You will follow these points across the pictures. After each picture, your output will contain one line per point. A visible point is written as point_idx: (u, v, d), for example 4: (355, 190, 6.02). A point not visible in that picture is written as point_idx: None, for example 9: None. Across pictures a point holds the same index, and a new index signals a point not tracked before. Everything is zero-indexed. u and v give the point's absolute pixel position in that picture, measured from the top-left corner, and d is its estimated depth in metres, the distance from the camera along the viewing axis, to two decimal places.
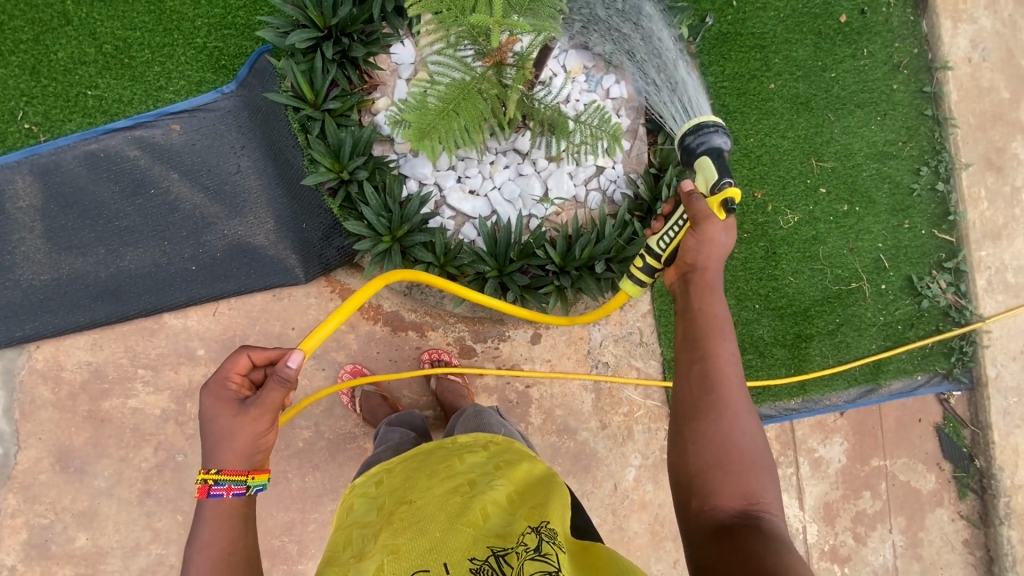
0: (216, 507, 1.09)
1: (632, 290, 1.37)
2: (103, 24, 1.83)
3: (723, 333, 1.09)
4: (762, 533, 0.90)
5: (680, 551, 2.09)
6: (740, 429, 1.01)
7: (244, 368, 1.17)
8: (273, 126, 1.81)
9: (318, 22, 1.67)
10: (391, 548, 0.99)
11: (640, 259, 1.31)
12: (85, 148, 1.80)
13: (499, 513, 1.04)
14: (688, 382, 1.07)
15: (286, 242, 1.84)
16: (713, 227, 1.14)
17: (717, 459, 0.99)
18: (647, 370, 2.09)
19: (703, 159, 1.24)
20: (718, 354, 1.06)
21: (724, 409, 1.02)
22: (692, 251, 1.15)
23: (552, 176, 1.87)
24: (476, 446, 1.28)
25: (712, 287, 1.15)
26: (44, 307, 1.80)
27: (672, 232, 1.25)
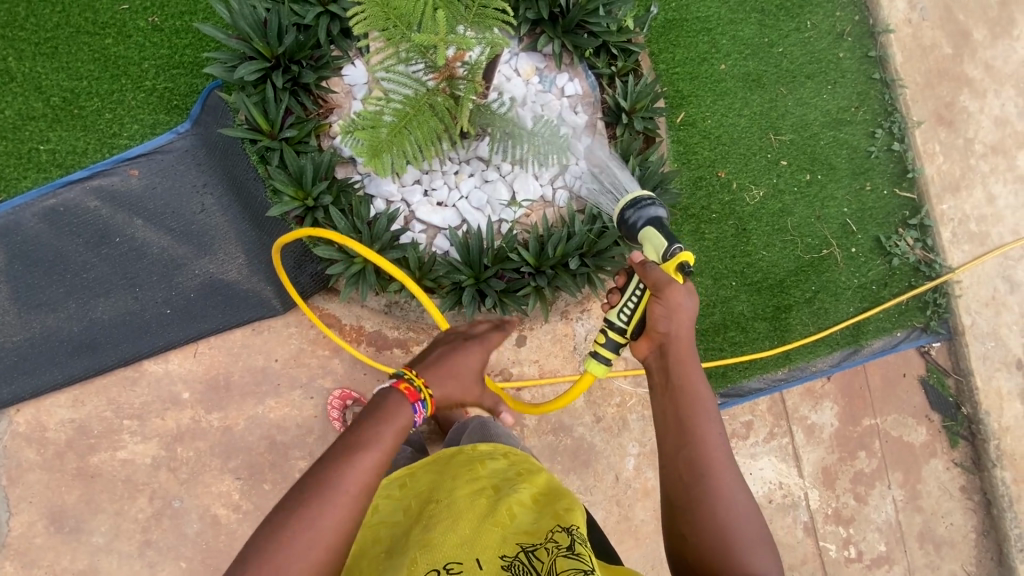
0: (405, 409, 1.09)
1: (598, 371, 1.30)
2: (48, 78, 1.81)
3: (703, 405, 1.15)
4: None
5: None
6: (733, 496, 1.08)
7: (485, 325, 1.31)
8: (233, 160, 1.81)
9: (265, 52, 1.65)
10: (421, 543, 1.06)
11: (604, 335, 1.27)
12: (44, 204, 1.77)
13: (526, 512, 1.11)
14: (678, 457, 1.12)
15: (259, 274, 1.84)
16: (677, 299, 1.19)
17: (716, 533, 1.04)
18: (635, 359, 2.11)
19: (648, 230, 1.36)
20: (704, 438, 1.11)
21: (714, 479, 1.08)
22: (663, 321, 1.19)
23: (517, 180, 1.89)
24: (496, 452, 1.34)
25: (685, 355, 1.19)
26: (20, 368, 1.76)
27: (632, 303, 1.25)
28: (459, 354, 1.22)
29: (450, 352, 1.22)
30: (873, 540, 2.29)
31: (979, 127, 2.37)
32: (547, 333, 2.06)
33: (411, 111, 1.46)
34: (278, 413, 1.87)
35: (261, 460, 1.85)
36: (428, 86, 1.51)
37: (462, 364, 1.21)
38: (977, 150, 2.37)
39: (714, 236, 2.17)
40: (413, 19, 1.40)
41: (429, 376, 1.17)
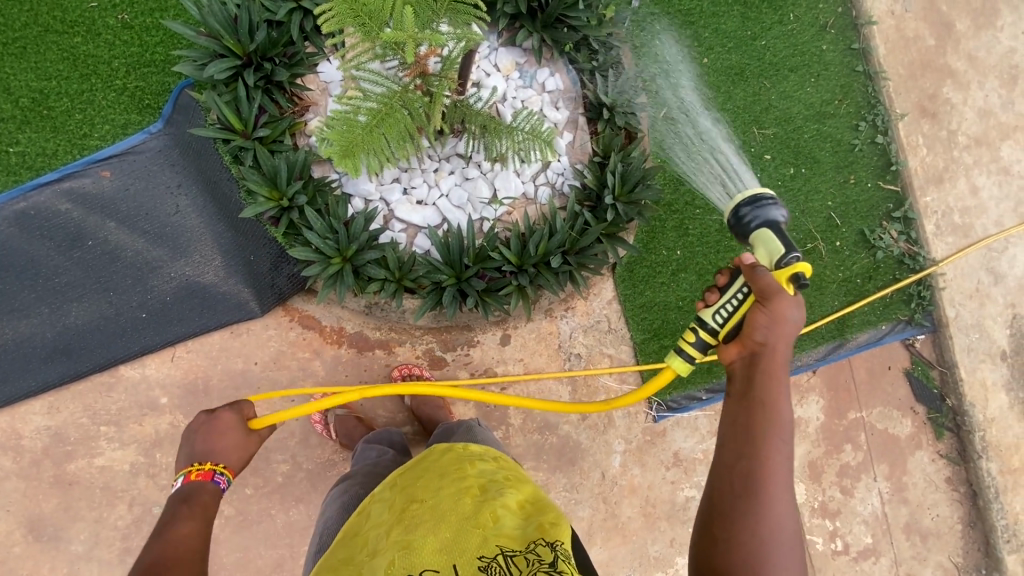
0: (210, 492, 1.19)
1: (681, 368, 1.26)
2: (16, 78, 1.77)
3: (779, 428, 1.07)
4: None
5: (674, 529, 2.12)
6: (782, 530, 1.00)
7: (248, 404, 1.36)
8: (207, 161, 1.78)
9: (236, 49, 1.62)
10: (402, 544, 1.08)
11: (694, 334, 1.23)
12: (13, 207, 1.73)
13: (510, 515, 1.11)
14: (735, 470, 1.05)
15: (237, 276, 1.81)
16: (784, 314, 1.13)
17: (755, 553, 0.97)
18: (620, 357, 2.10)
19: (762, 232, 1.20)
20: (772, 455, 1.05)
21: (770, 501, 1.01)
22: (760, 328, 1.12)
23: (498, 177, 1.88)
24: (485, 454, 1.35)
25: (776, 375, 1.11)
26: None
27: (731, 306, 1.19)
28: (222, 430, 1.27)
29: (205, 429, 1.27)
30: (859, 532, 2.30)
31: (963, 119, 2.37)
32: (531, 331, 2.05)
33: (384, 108, 1.43)
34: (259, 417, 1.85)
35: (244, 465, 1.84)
36: (402, 83, 1.48)
37: (223, 436, 1.26)
38: (960, 141, 2.36)
39: (699, 232, 2.15)
40: (385, 14, 1.35)
41: (204, 454, 1.23)
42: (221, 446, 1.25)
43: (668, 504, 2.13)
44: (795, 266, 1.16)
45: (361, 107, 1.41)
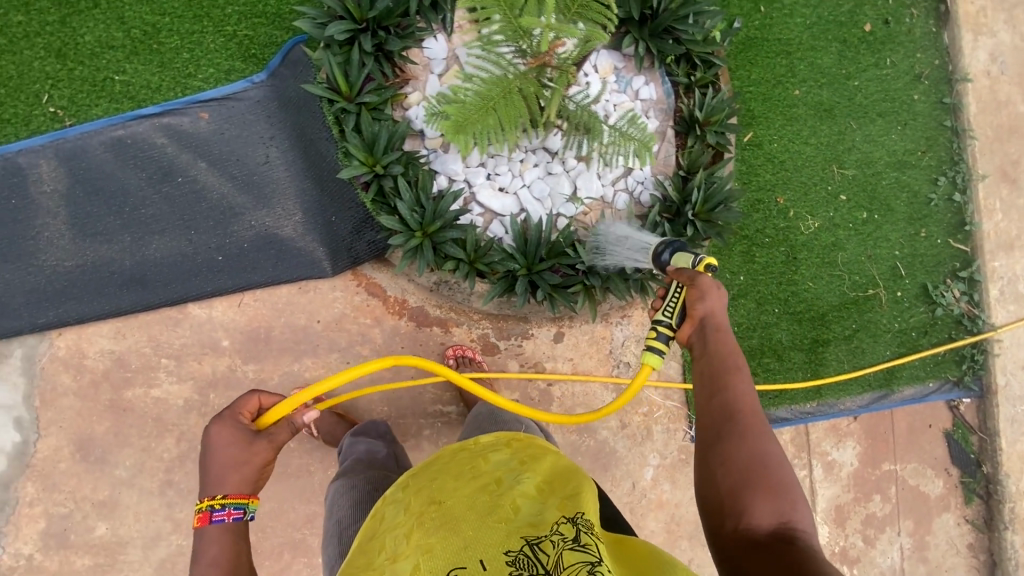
0: (220, 528, 1.15)
1: (654, 362, 1.25)
2: (131, 9, 1.79)
3: (738, 365, 1.14)
4: (801, 555, 0.90)
5: (694, 550, 2.13)
6: (766, 451, 1.04)
7: (252, 409, 1.29)
8: (307, 119, 1.79)
9: (355, 14, 1.64)
10: (425, 548, 1.04)
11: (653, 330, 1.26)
12: (112, 133, 1.76)
13: (529, 502, 1.09)
14: (710, 417, 1.11)
15: (314, 234, 1.84)
16: (713, 281, 1.22)
17: (744, 476, 1.02)
18: (667, 372, 2.11)
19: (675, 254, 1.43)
20: (738, 389, 1.11)
21: (749, 429, 1.06)
22: (699, 299, 1.19)
23: (580, 176, 1.89)
24: (498, 443, 1.31)
25: (723, 324, 1.19)
26: (67, 294, 1.74)
27: (673, 301, 1.25)
28: (221, 449, 1.21)
29: (210, 451, 1.21)
30: None
31: None
32: (585, 333, 2.06)
33: (503, 87, 1.42)
34: (314, 373, 1.88)
35: None
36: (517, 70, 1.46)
37: (226, 459, 1.21)
38: None
39: (764, 261, 2.16)
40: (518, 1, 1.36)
41: (208, 485, 1.19)
42: (224, 472, 1.20)
43: (691, 525, 2.14)
44: (704, 262, 1.30)
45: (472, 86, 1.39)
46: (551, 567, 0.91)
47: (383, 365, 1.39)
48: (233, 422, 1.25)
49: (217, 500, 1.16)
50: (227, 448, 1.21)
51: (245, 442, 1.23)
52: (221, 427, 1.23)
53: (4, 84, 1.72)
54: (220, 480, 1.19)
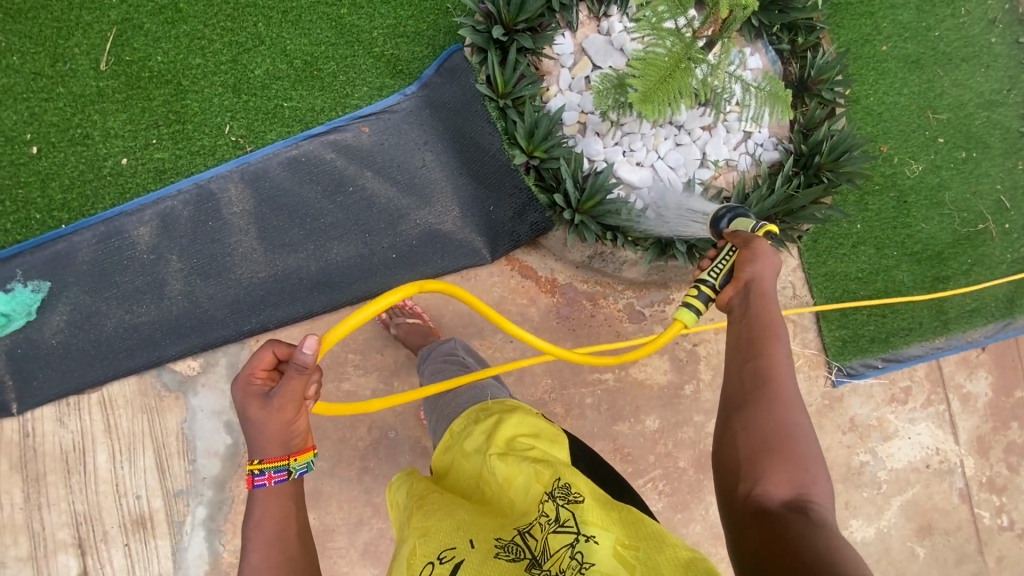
0: (265, 492, 1.13)
1: (688, 320, 1.34)
2: (291, 42, 1.98)
3: (777, 336, 1.17)
4: (806, 522, 0.93)
5: (849, 492, 2.21)
6: (793, 422, 1.07)
7: (270, 365, 1.17)
8: (459, 119, 1.98)
9: (506, 19, 1.81)
10: (421, 531, 1.09)
11: (695, 290, 1.31)
12: (288, 154, 1.95)
13: (508, 477, 1.13)
14: (741, 380, 1.15)
15: (472, 226, 2.01)
16: (761, 249, 1.28)
17: (767, 439, 1.06)
18: (802, 322, 2.22)
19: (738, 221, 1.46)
20: (773, 355, 1.15)
21: (779, 396, 1.10)
22: (748, 262, 1.25)
23: (708, 143, 2.02)
24: (469, 424, 1.35)
25: (766, 293, 1.23)
26: (266, 302, 1.90)
27: (722, 262, 1.32)
28: (248, 415, 1.14)
29: (241, 417, 1.15)
30: None
31: None
32: None
33: (675, 60, 1.64)
34: (483, 354, 2.02)
35: None
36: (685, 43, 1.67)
37: (252, 424, 1.13)
38: None
39: (878, 207, 2.28)
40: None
41: (251, 450, 1.15)
42: (256, 437, 1.14)
43: (843, 468, 2.22)
44: (767, 230, 1.39)
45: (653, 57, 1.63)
46: (538, 554, 0.96)
47: (409, 290, 1.30)
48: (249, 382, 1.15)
49: (257, 467, 1.12)
50: (250, 413, 1.13)
51: (260, 405, 1.12)
52: (241, 390, 1.15)
53: (190, 120, 1.90)
54: (257, 445, 1.14)
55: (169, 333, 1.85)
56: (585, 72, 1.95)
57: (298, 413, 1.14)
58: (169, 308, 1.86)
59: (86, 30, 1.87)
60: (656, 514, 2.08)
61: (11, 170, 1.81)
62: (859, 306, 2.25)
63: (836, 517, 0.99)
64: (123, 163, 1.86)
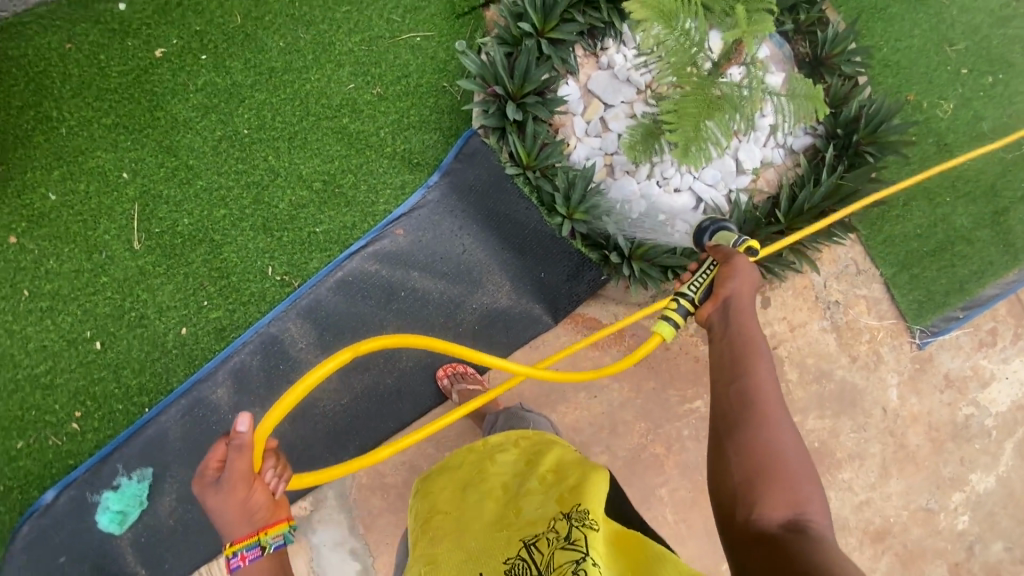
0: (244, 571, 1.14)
1: (667, 334, 1.30)
2: (305, 166, 1.96)
3: (758, 354, 1.15)
4: (808, 544, 0.92)
5: (962, 448, 2.18)
6: (783, 442, 1.05)
7: (223, 453, 1.18)
8: (490, 198, 1.96)
9: (514, 92, 1.82)
10: (427, 559, 1.13)
11: (674, 302, 1.29)
12: (335, 277, 1.94)
13: (532, 500, 1.14)
14: (727, 400, 1.12)
15: (528, 295, 1.99)
16: (740, 263, 1.26)
17: (762, 460, 1.03)
18: (873, 295, 2.17)
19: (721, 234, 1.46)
20: (757, 375, 1.12)
21: (767, 416, 1.08)
22: (728, 278, 1.23)
23: (741, 149, 1.95)
24: (507, 444, 1.34)
25: (746, 310, 1.21)
26: (355, 427, 1.91)
27: (702, 277, 1.29)
28: (210, 503, 1.15)
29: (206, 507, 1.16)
30: None
31: None
32: (788, 289, 2.11)
33: (707, 99, 1.61)
34: (572, 416, 2.03)
35: None
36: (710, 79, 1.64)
37: (214, 511, 1.14)
38: None
39: (919, 158, 2.21)
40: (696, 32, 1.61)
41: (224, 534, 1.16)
42: (222, 521, 1.14)
43: (949, 426, 2.19)
44: (748, 245, 1.38)
45: (687, 102, 1.59)
46: (543, 567, 0.99)
47: (346, 357, 1.18)
48: (207, 471, 1.17)
49: (231, 548, 1.13)
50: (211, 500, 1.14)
51: (216, 491, 1.13)
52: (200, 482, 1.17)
53: (233, 272, 1.90)
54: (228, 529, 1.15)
55: None
56: (598, 114, 1.91)
57: (252, 488, 1.14)
58: None
59: (110, 214, 1.87)
60: None
61: (82, 371, 1.83)
62: (926, 262, 2.19)
63: (832, 534, 0.99)
64: (184, 333, 1.88)
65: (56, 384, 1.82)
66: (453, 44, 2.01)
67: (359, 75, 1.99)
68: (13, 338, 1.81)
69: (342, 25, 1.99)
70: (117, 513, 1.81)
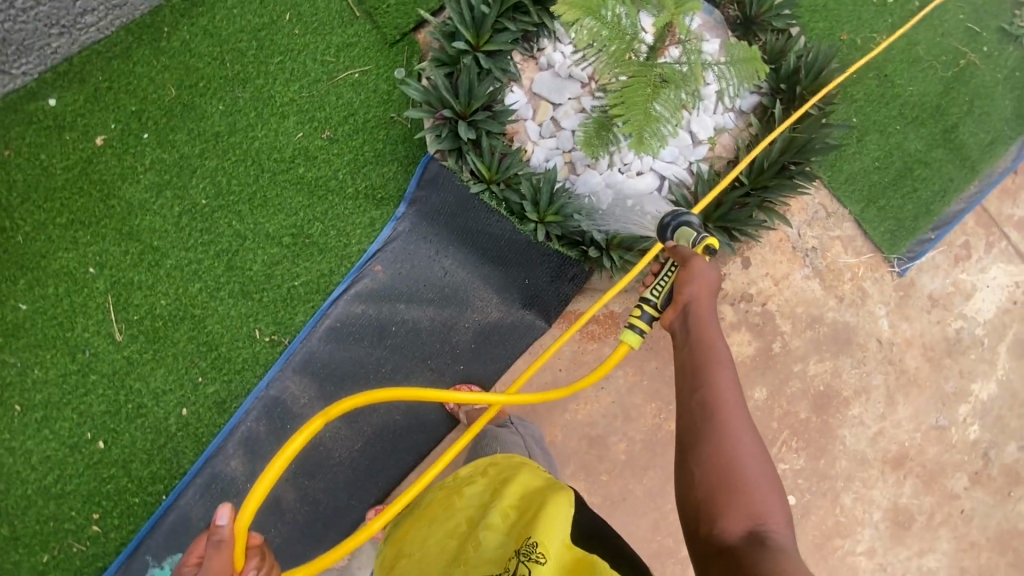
0: None
1: (632, 342, 1.36)
2: (271, 224, 1.95)
3: (719, 363, 1.18)
4: (766, 554, 0.96)
5: (958, 362, 2.25)
6: (743, 452, 1.09)
7: (202, 550, 1.07)
8: (460, 216, 1.96)
9: (462, 111, 1.82)
10: None
11: (639, 310, 1.36)
12: (323, 326, 1.94)
13: (494, 537, 1.17)
14: (690, 409, 1.16)
15: (517, 304, 2.01)
16: (698, 266, 1.28)
17: (723, 471, 1.07)
18: (847, 234, 2.22)
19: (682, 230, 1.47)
20: (717, 384, 1.15)
21: (728, 425, 1.11)
22: (686, 283, 1.27)
23: (693, 121, 1.98)
24: (475, 474, 1.38)
25: (706, 314, 1.24)
26: (374, 468, 1.91)
27: (665, 280, 1.35)
28: None
29: None
30: None
31: None
32: (765, 245, 2.15)
33: (651, 83, 1.63)
34: (583, 412, 2.05)
35: (589, 457, 2.05)
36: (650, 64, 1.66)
37: None
38: None
39: (864, 93, 2.25)
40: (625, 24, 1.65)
41: None
42: None
43: (943, 343, 2.25)
44: (707, 243, 1.40)
45: (632, 89, 1.61)
46: None
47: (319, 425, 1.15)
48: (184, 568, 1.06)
49: None
50: None
51: None
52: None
53: (221, 343, 1.89)
54: None
55: (306, 540, 1.87)
56: (549, 115, 1.93)
57: None
58: (293, 519, 1.87)
59: (85, 312, 1.85)
60: (803, 470, 2.14)
61: (91, 473, 1.81)
62: (890, 192, 2.25)
63: (793, 543, 1.02)
64: (185, 413, 1.86)
65: (67, 491, 1.80)
66: (393, 74, 2.01)
67: (306, 123, 1.98)
68: (15, 455, 1.79)
69: (278, 77, 1.98)
70: None
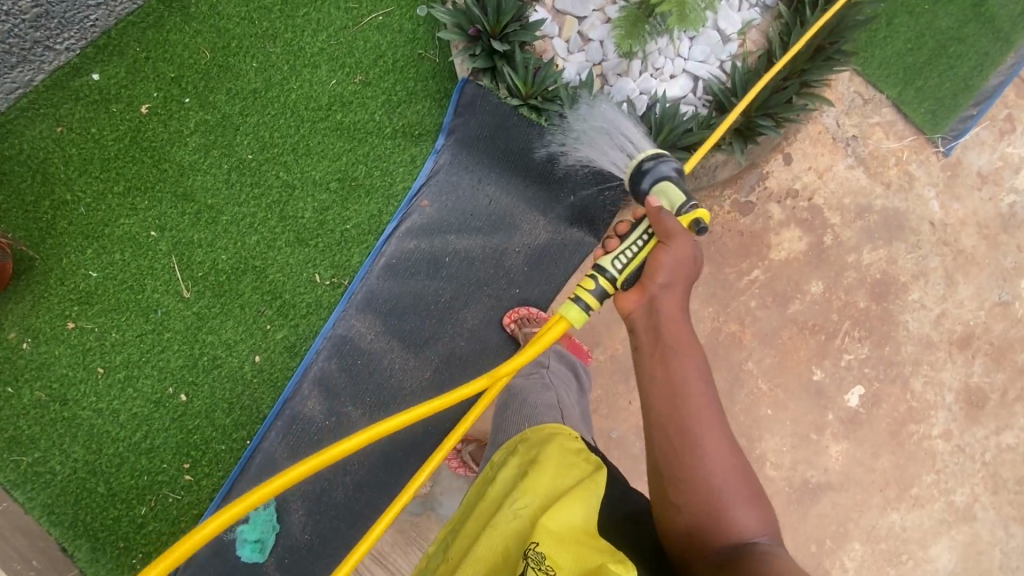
0: None
1: (576, 317, 1.31)
2: (317, 171, 1.99)
3: (690, 371, 1.22)
4: (763, 560, 1.02)
5: (1016, 236, 2.21)
6: (721, 463, 1.14)
7: None
8: (500, 139, 2.00)
9: (493, 29, 1.84)
10: None
11: (593, 280, 1.32)
12: (379, 265, 1.98)
13: (517, 534, 1.09)
14: (668, 424, 1.18)
15: (564, 223, 2.04)
16: (671, 255, 1.28)
17: (707, 484, 1.12)
18: (886, 120, 2.19)
19: (664, 186, 1.41)
20: (693, 394, 1.19)
21: (706, 436, 1.16)
22: (656, 275, 1.28)
23: (720, 18, 1.97)
24: (507, 459, 1.32)
25: (675, 318, 1.27)
26: (445, 395, 1.96)
27: (632, 251, 1.32)
28: None
29: None
30: None
31: None
32: (806, 140, 2.14)
33: None
34: None
35: None
36: None
37: None
38: None
39: None
40: None
41: None
42: None
43: (998, 219, 2.21)
44: (695, 215, 1.36)
45: None
46: None
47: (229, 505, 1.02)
48: None
49: None
50: None
51: None
52: None
53: (284, 290, 1.94)
54: None
55: (389, 471, 1.92)
56: (575, 30, 1.93)
57: None
58: (374, 450, 1.92)
59: (153, 274, 1.92)
60: (868, 359, 2.13)
61: (177, 425, 1.89)
62: (926, 74, 2.20)
63: (774, 549, 1.09)
64: (258, 360, 1.92)
65: (156, 445, 1.88)
66: (414, 11, 2.01)
67: (337, 69, 2.01)
68: (105, 416, 1.87)
69: (306, 28, 2.00)
70: (255, 543, 1.86)
